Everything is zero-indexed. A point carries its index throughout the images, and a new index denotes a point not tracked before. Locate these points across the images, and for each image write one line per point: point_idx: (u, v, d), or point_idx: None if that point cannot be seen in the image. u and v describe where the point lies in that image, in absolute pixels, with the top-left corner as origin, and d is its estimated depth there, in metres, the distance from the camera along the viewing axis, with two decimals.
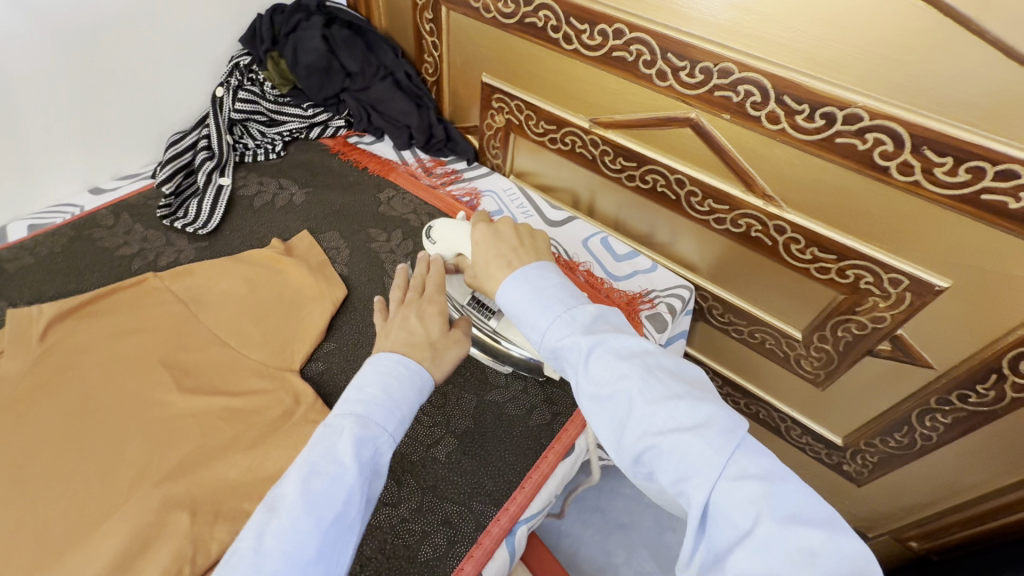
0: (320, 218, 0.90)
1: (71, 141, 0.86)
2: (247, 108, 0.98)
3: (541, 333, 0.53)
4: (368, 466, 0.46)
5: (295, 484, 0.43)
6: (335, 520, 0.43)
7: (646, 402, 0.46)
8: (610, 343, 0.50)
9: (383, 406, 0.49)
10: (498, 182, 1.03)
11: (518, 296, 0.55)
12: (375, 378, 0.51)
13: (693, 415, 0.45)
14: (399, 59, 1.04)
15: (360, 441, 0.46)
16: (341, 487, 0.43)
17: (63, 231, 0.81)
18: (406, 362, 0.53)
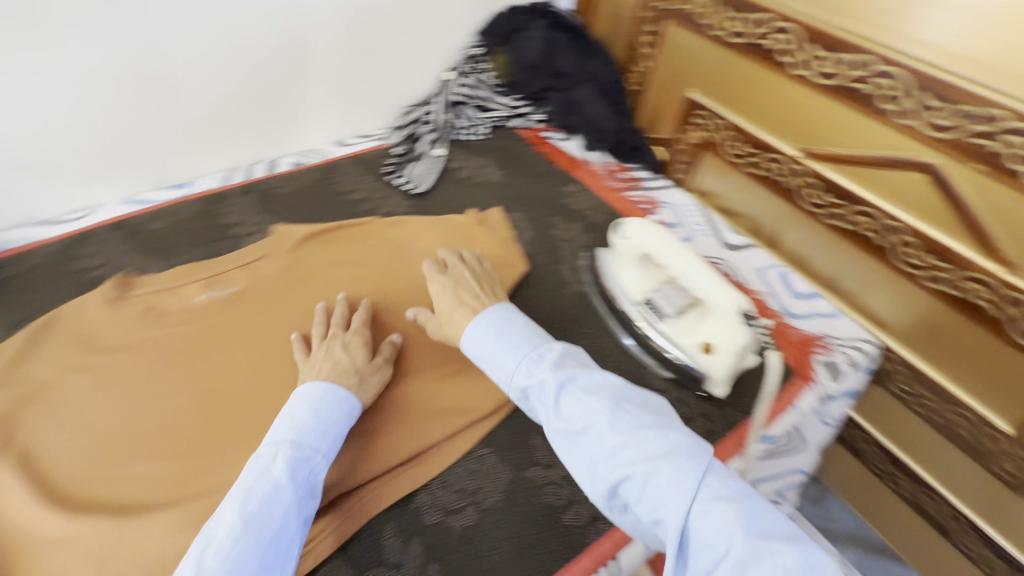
0: (511, 200, 0.99)
1: (333, 100, 1.02)
2: (467, 92, 1.10)
3: (509, 374, 0.58)
4: (298, 498, 0.51)
5: (228, 513, 0.48)
6: (278, 531, 0.48)
7: (614, 434, 0.50)
8: (581, 379, 0.54)
9: (312, 430, 0.55)
10: (678, 197, 1.04)
11: (477, 344, 0.62)
12: (298, 410, 0.57)
13: (664, 441, 0.49)
14: (607, 66, 1.10)
15: (295, 463, 0.52)
16: (279, 502, 0.49)
17: (314, 170, 0.98)
18: (333, 389, 0.60)
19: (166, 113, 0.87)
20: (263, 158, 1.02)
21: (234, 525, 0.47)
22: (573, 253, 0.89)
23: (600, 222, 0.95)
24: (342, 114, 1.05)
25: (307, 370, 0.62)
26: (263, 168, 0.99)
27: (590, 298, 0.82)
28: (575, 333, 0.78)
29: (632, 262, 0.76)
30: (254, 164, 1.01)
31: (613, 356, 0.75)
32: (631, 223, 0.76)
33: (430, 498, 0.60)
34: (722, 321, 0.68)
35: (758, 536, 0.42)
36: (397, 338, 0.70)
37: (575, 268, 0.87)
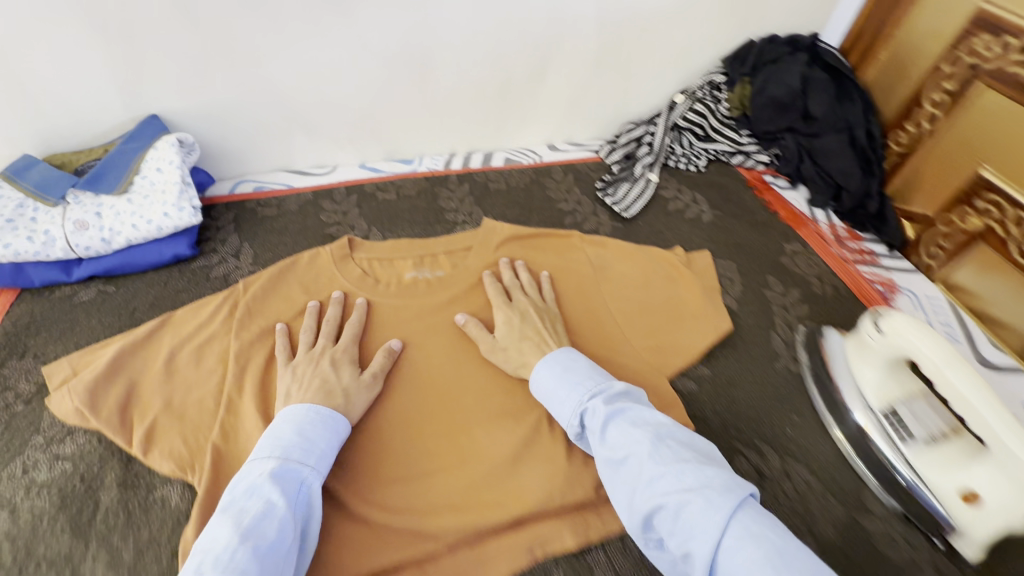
0: (721, 244, 0.90)
1: (560, 105, 1.01)
2: (695, 119, 1.03)
3: (568, 410, 0.62)
4: (302, 493, 0.53)
5: (264, 487, 0.51)
6: (302, 505, 0.52)
7: (655, 465, 0.53)
8: (628, 414, 0.58)
9: (298, 447, 0.55)
10: (922, 286, 0.88)
11: (546, 377, 0.65)
12: (292, 424, 0.57)
13: (697, 475, 0.50)
14: (868, 119, 0.95)
15: (281, 477, 0.53)
16: (292, 481, 0.53)
17: (527, 171, 0.99)
18: (318, 408, 0.60)
19: (415, 92, 0.91)
20: (481, 149, 1.05)
21: (258, 508, 0.50)
22: (788, 324, 0.79)
23: (825, 294, 0.84)
24: (564, 119, 1.04)
25: (293, 385, 0.63)
26: (479, 159, 1.02)
27: (803, 378, 0.73)
28: (781, 419, 0.69)
29: (885, 362, 0.64)
30: (473, 153, 1.04)
31: (825, 457, 0.65)
32: (895, 317, 0.63)
33: (606, 558, 0.58)
34: (1005, 476, 0.53)
35: (788, 572, 0.42)
36: (397, 344, 0.70)
37: (789, 340, 0.77)
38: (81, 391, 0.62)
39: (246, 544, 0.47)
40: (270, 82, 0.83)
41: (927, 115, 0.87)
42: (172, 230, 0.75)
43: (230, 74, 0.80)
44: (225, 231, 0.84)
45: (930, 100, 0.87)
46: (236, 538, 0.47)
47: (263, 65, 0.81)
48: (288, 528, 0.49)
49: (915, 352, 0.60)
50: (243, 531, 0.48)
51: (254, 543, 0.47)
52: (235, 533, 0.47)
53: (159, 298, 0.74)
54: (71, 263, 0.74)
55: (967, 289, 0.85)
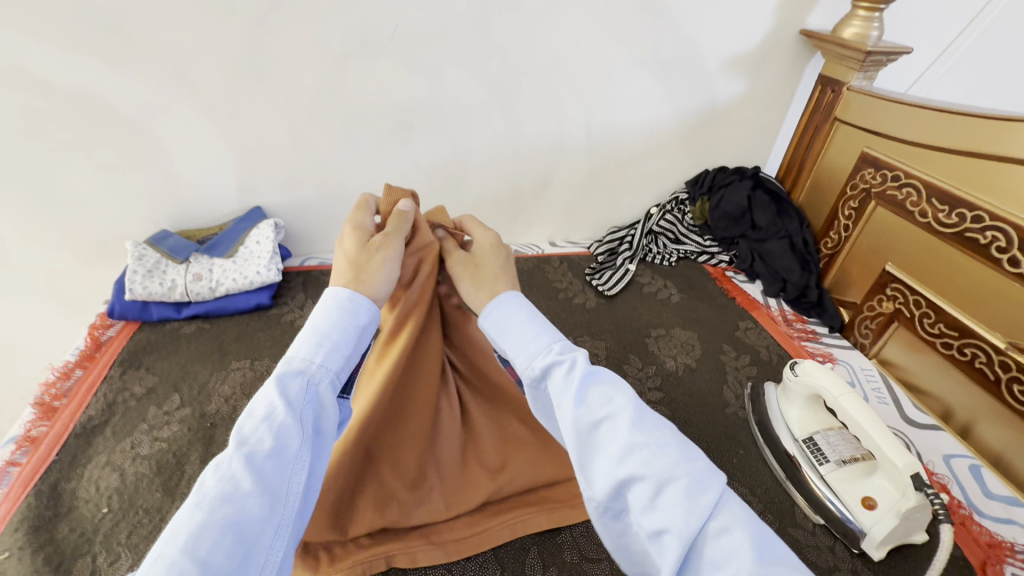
0: (686, 319, 1.11)
1: (558, 211, 1.30)
2: (665, 227, 1.29)
3: (533, 356, 0.54)
4: (310, 394, 0.45)
5: (266, 391, 0.44)
6: (312, 405, 0.45)
7: (635, 432, 0.44)
8: (604, 376, 0.49)
9: (307, 341, 0.47)
10: (857, 359, 1.06)
11: (509, 320, 0.56)
12: (314, 315, 0.49)
13: (683, 450, 0.44)
14: (802, 228, 1.20)
15: (285, 378, 0.45)
16: (301, 382, 0.45)
17: (532, 260, 1.25)
18: (338, 293, 0.52)
19: (448, 198, 1.21)
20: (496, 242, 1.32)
21: (262, 412, 0.42)
22: (738, 380, 0.96)
23: (771, 359, 1.01)
24: (563, 223, 1.32)
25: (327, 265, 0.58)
26: None
27: (748, 421, 0.88)
28: (728, 450, 0.83)
29: (803, 399, 0.81)
30: None
31: (762, 481, 0.79)
32: (805, 364, 0.81)
33: (572, 539, 0.70)
34: (892, 479, 0.67)
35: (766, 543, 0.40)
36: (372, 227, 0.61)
37: (738, 393, 0.94)
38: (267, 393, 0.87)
39: (241, 454, 0.40)
40: (344, 187, 1.14)
41: (842, 225, 1.12)
42: (260, 284, 1.01)
43: (318, 180, 1.12)
44: (295, 289, 1.09)
45: (843, 214, 1.12)
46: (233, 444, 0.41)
47: (342, 176, 1.12)
48: (292, 434, 0.42)
49: (818, 389, 0.77)
50: (241, 441, 0.41)
51: (252, 451, 0.41)
52: (235, 441, 0.41)
53: (242, 334, 0.97)
54: (182, 304, 0.99)
55: (894, 362, 1.02)
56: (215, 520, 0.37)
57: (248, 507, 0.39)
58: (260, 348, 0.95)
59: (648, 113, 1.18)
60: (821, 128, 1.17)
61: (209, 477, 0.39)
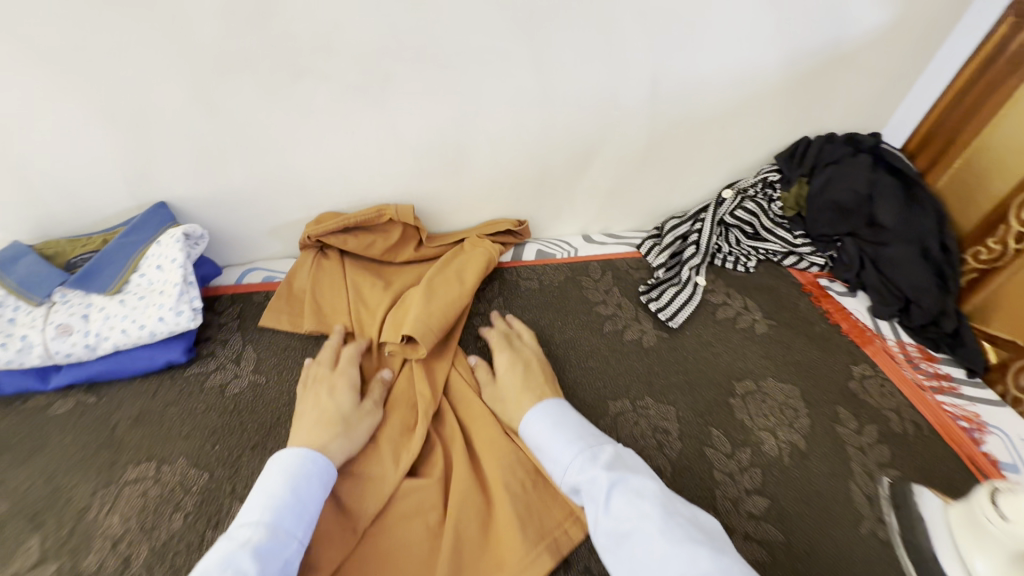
0: (781, 364, 0.80)
1: (597, 196, 0.94)
2: (745, 218, 0.95)
3: (562, 466, 0.58)
4: (282, 571, 0.48)
5: (239, 558, 0.46)
6: None
7: (665, 541, 0.47)
8: (629, 481, 0.53)
9: (290, 509, 0.52)
10: (1013, 424, 0.77)
11: (535, 431, 0.62)
12: (272, 479, 0.54)
13: (715, 561, 0.45)
14: (940, 227, 0.85)
15: (265, 549, 0.48)
16: (276, 557, 0.48)
17: (561, 268, 0.91)
18: (312, 458, 0.57)
19: (446, 182, 0.85)
20: None
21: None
22: (868, 473, 0.68)
23: (906, 433, 0.73)
24: (602, 212, 0.97)
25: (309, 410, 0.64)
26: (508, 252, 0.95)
27: (895, 550, 0.61)
28: None
29: (1011, 555, 0.50)
30: None
31: None
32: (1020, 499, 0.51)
33: None
34: None
35: None
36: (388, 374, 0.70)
37: (872, 496, 0.66)
38: (210, 519, 0.57)
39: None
40: (291, 171, 0.77)
41: (1013, 233, 0.78)
42: (167, 335, 0.66)
43: (249, 163, 0.74)
44: (227, 328, 0.75)
45: (1017, 217, 0.77)
46: None
47: (286, 155, 0.75)
48: None
49: None
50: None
51: None
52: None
53: (146, 413, 0.65)
54: (50, 369, 0.65)
55: None
56: None
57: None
58: (175, 440, 0.63)
59: (744, 58, 0.79)
60: (999, 85, 0.79)
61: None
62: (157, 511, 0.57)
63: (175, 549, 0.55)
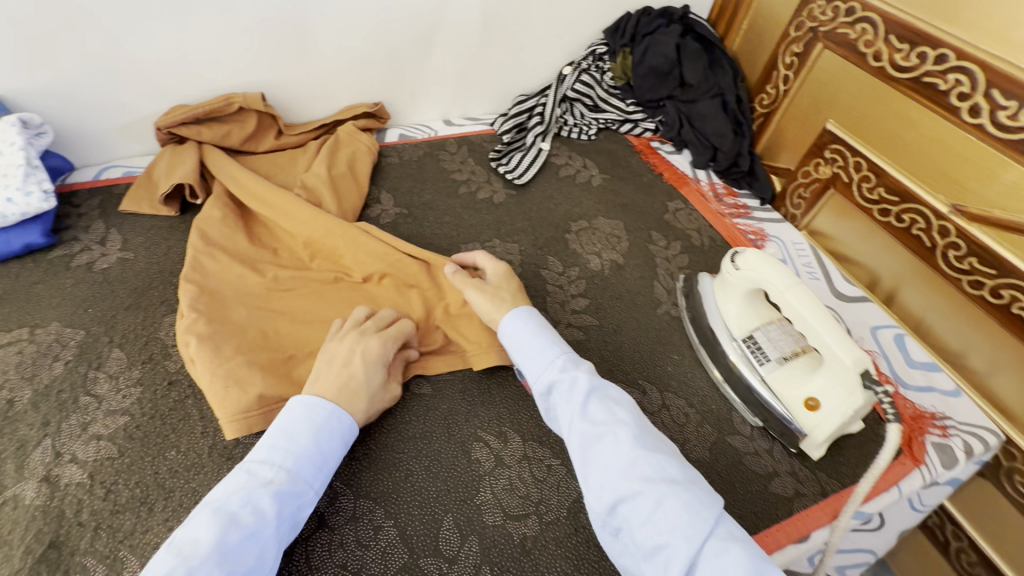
0: (610, 205, 0.95)
1: (449, 78, 1.02)
2: (582, 90, 1.08)
3: (540, 366, 0.57)
4: (294, 515, 0.48)
5: (257, 497, 0.46)
6: (290, 527, 0.48)
7: (636, 446, 0.48)
8: (607, 390, 0.54)
9: (310, 463, 0.51)
10: (788, 233, 0.97)
11: (516, 332, 0.61)
12: (293, 421, 0.53)
13: (681, 470, 0.47)
14: (735, 83, 1.03)
15: (285, 493, 0.48)
16: (292, 501, 0.48)
17: (421, 146, 1.00)
18: (338, 415, 0.55)
19: (295, 66, 0.89)
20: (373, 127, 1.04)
21: (250, 523, 0.45)
22: (670, 274, 0.85)
23: (703, 245, 0.90)
24: (456, 94, 1.05)
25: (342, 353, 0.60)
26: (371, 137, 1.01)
27: (681, 320, 0.79)
28: (661, 358, 0.74)
29: (743, 294, 0.71)
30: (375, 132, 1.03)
31: (701, 389, 0.71)
32: (747, 253, 0.70)
33: (493, 497, 0.58)
34: (839, 378, 0.61)
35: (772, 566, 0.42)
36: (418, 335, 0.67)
37: (670, 288, 0.83)
38: (89, 361, 0.64)
39: (221, 567, 0.42)
40: (127, 56, 0.78)
41: (782, 77, 0.97)
42: (21, 216, 0.70)
43: (81, 48, 0.75)
44: (88, 218, 0.79)
45: (784, 62, 0.96)
46: (215, 555, 0.42)
47: (119, 38, 0.76)
48: (270, 550, 0.45)
49: (762, 282, 0.67)
50: (224, 554, 0.42)
51: (231, 568, 0.42)
52: (214, 549, 0.42)
53: (11, 292, 0.69)
54: None
55: (824, 231, 0.95)
56: None
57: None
58: (46, 310, 0.68)
59: None
60: None
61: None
62: (36, 362, 0.63)
63: (57, 388, 0.61)
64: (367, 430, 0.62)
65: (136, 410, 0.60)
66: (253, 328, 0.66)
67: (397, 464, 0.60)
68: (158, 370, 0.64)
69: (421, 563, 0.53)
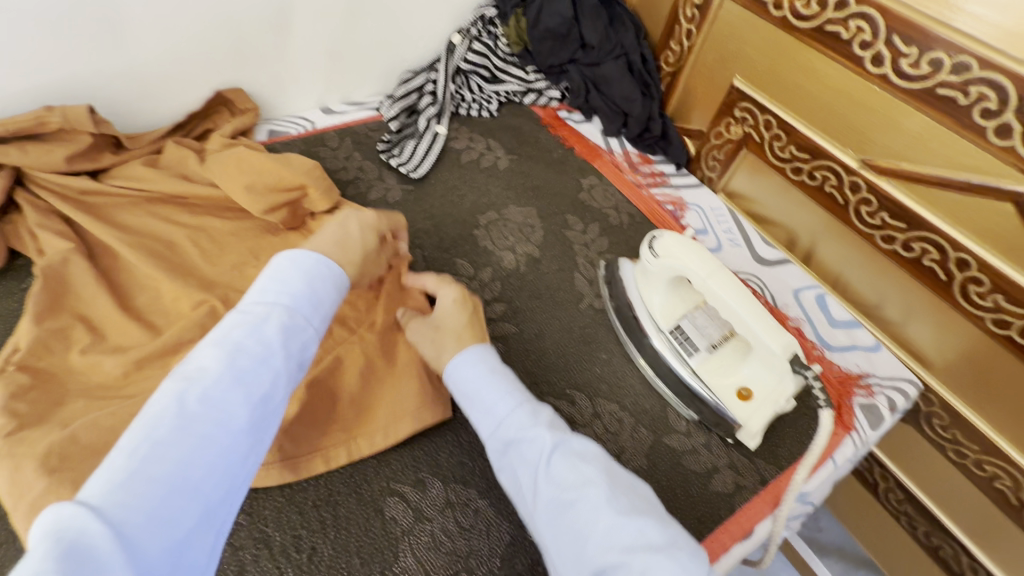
0: (520, 190, 0.86)
1: (319, 60, 0.87)
2: (477, 60, 0.96)
3: (497, 419, 0.49)
4: (303, 355, 0.43)
5: (263, 330, 0.41)
6: (299, 367, 0.43)
7: (614, 510, 0.41)
8: (573, 444, 0.47)
9: (308, 301, 0.45)
10: (707, 199, 0.92)
11: (467, 378, 0.53)
12: (283, 264, 0.46)
13: (663, 531, 0.40)
14: (638, 41, 0.96)
15: (288, 328, 0.42)
16: (297, 337, 0.43)
17: (295, 143, 0.85)
18: (330, 263, 0.49)
19: (111, 61, 0.71)
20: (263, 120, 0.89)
21: (255, 354, 0.40)
22: (590, 262, 0.79)
23: (622, 223, 0.85)
24: (331, 78, 0.91)
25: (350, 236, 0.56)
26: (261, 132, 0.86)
27: (605, 313, 0.73)
28: (588, 359, 0.68)
29: (665, 281, 0.66)
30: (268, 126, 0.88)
31: (633, 389, 0.66)
32: (664, 238, 0.64)
33: (414, 561, 0.51)
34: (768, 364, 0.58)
35: None
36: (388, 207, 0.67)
37: (592, 278, 0.77)
38: None
39: (238, 389, 0.38)
40: None
41: (684, 31, 0.90)
42: None
43: None
44: None
45: (685, 16, 0.89)
46: (225, 379, 0.38)
47: None
48: (281, 387, 0.40)
49: (682, 268, 0.62)
50: (237, 375, 0.38)
51: (246, 394, 0.38)
52: (220, 376, 0.38)
53: None
54: None
55: (741, 194, 0.92)
56: (201, 454, 0.35)
57: (233, 445, 0.37)
58: None
59: None
60: None
61: (191, 406, 0.36)
62: None
63: None
64: (255, 508, 0.52)
65: None
66: (86, 413, 0.52)
67: (296, 543, 0.50)
68: None
69: None
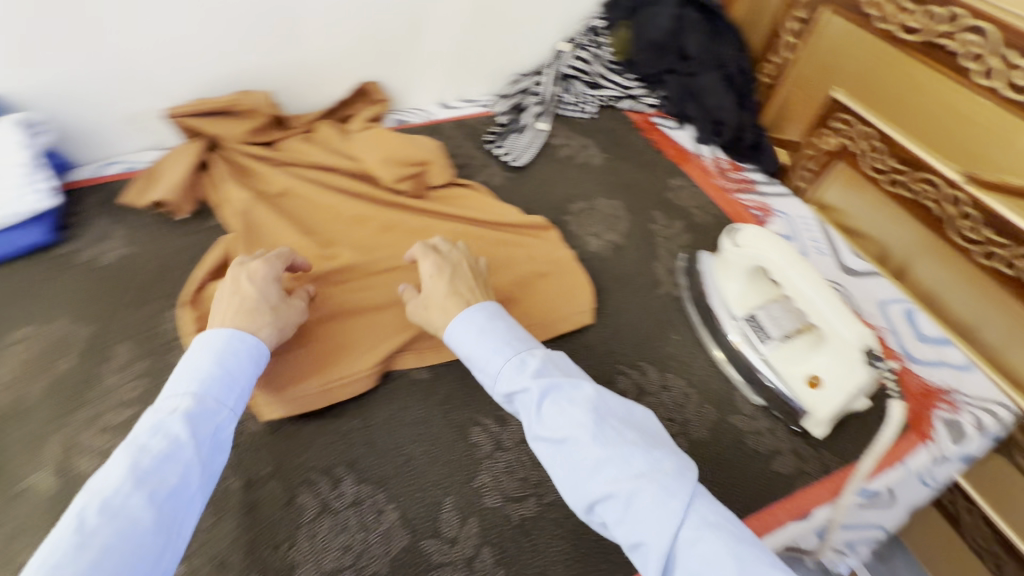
0: (610, 185, 0.93)
1: (443, 61, 1.01)
2: (579, 67, 1.05)
3: (495, 376, 0.55)
4: (215, 437, 0.48)
5: (172, 426, 0.46)
6: (213, 450, 0.48)
7: (600, 446, 0.47)
8: (562, 388, 0.51)
9: (218, 380, 0.51)
10: (795, 208, 0.94)
11: (465, 332, 0.58)
12: (194, 357, 0.52)
13: (648, 458, 0.46)
14: (739, 54, 0.99)
15: (195, 416, 0.48)
16: (207, 421, 0.48)
17: (417, 130, 0.98)
18: (244, 334, 0.55)
19: (286, 55, 0.88)
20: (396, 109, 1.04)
21: (161, 447, 0.44)
22: (671, 254, 0.84)
23: (705, 222, 0.89)
24: (452, 78, 1.04)
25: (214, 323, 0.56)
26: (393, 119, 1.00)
27: (681, 300, 0.78)
28: (661, 339, 0.73)
29: (743, 272, 0.70)
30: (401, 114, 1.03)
31: (702, 370, 0.70)
32: (746, 230, 0.68)
33: (492, 480, 0.59)
34: (840, 355, 0.60)
35: (748, 541, 0.41)
36: (297, 256, 0.67)
37: (671, 268, 0.82)
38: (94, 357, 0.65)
39: (141, 490, 0.42)
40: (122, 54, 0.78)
41: (787, 44, 0.94)
42: (24, 215, 0.71)
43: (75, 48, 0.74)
44: (90, 213, 0.80)
45: (789, 30, 0.93)
46: (128, 483, 0.42)
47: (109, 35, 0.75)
48: (192, 471, 0.45)
49: (762, 259, 0.65)
50: (142, 475, 0.43)
51: (153, 490, 0.42)
52: (128, 478, 0.42)
53: (18, 290, 0.70)
54: None
55: (833, 205, 0.92)
56: (112, 546, 0.39)
57: (141, 547, 0.40)
58: (52, 304, 0.69)
59: None
60: None
61: (91, 519, 0.39)
62: (46, 356, 0.65)
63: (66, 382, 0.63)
64: (367, 416, 0.63)
65: (141, 403, 0.62)
66: None
67: (398, 449, 0.61)
68: (161, 365, 0.65)
69: (420, 544, 0.54)
